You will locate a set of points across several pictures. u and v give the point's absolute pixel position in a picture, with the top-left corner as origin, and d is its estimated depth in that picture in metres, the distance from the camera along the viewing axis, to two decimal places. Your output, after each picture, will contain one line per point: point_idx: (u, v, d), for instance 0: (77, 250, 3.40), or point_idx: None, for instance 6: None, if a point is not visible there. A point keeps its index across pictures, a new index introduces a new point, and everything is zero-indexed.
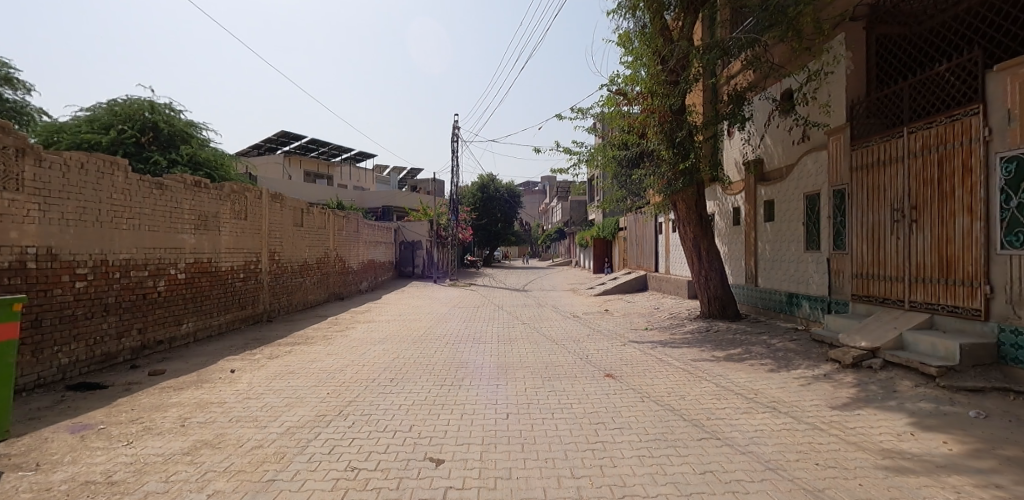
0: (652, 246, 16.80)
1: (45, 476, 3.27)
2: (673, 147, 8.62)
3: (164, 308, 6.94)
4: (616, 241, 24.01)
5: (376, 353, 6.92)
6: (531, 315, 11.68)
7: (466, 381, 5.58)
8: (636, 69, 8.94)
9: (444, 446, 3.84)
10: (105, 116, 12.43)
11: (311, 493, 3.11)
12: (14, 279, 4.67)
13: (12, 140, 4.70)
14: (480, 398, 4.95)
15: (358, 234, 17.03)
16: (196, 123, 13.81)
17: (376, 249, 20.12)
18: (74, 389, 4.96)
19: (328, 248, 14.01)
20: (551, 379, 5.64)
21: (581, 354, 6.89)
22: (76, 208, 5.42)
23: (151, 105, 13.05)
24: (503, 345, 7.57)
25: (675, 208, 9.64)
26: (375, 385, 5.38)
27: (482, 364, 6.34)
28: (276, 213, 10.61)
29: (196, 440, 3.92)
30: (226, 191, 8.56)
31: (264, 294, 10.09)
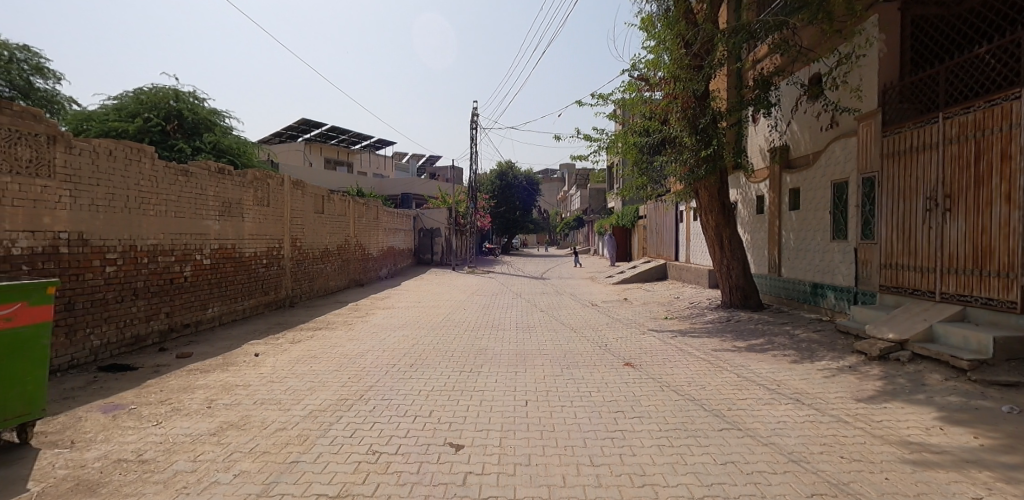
0: (673, 235, 16.60)
1: (79, 454, 3.49)
2: (696, 133, 8.41)
3: (191, 293, 7.11)
4: (635, 229, 23.88)
5: (396, 339, 6.98)
6: (549, 302, 11.70)
7: (482, 367, 5.58)
8: (659, 54, 8.71)
9: (462, 431, 3.89)
10: (132, 105, 12.75)
11: (333, 476, 3.25)
12: (47, 264, 4.82)
13: (43, 128, 4.82)
14: (497, 384, 4.96)
15: (378, 221, 17.19)
16: (219, 110, 14.02)
17: (396, 236, 20.33)
18: (106, 371, 5.12)
19: (349, 235, 14.18)
20: (570, 366, 5.60)
21: (601, 342, 6.85)
22: (105, 194, 5.56)
23: (175, 94, 13.24)
24: (522, 332, 7.57)
25: (697, 196, 9.45)
26: (395, 371, 5.42)
27: (501, 351, 6.34)
28: (297, 199, 10.72)
29: (222, 421, 4.03)
30: (249, 178, 8.67)
31: (287, 280, 10.26)
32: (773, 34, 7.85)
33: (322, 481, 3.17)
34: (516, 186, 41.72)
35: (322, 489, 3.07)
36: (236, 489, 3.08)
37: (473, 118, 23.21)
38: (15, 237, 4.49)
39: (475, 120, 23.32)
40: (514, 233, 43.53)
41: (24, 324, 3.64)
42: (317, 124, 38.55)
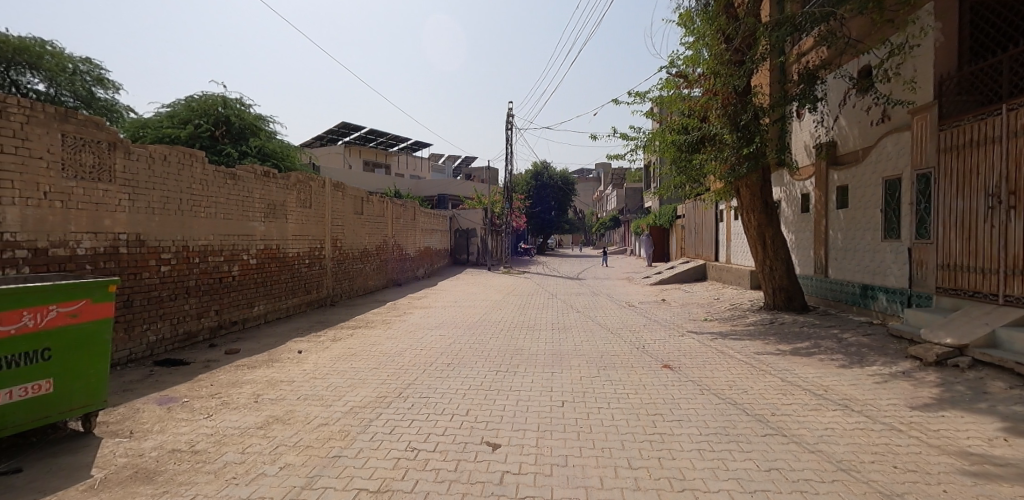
0: (712, 235, 16.23)
1: (137, 444, 3.69)
2: (737, 130, 8.14)
3: (239, 291, 7.40)
4: (674, 229, 23.46)
5: (433, 338, 7.07)
6: (585, 303, 11.62)
7: (519, 367, 5.58)
8: (698, 50, 8.59)
9: (499, 430, 3.91)
10: (184, 112, 13.38)
11: (374, 471, 3.32)
12: (108, 263, 5.11)
13: (104, 135, 5.10)
14: (535, 385, 4.95)
15: (415, 222, 17.48)
16: (263, 116, 14.59)
17: (433, 237, 20.64)
18: (161, 365, 5.38)
19: (387, 235, 14.46)
20: (607, 368, 5.54)
21: (638, 344, 6.75)
22: (160, 197, 5.85)
23: (223, 101, 13.84)
24: (558, 333, 7.54)
25: (738, 194, 9.19)
26: (432, 369, 5.48)
27: (538, 351, 6.33)
28: (337, 201, 11.00)
29: (268, 415, 4.17)
30: (292, 181, 8.96)
31: (328, 280, 10.55)
32: (820, 26, 7.57)
33: (362, 476, 3.25)
34: (550, 186, 41.62)
35: (362, 483, 3.14)
36: (281, 481, 3.19)
37: (508, 119, 23.33)
38: (79, 238, 4.78)
39: (510, 120, 23.43)
40: (549, 234, 43.44)
41: (89, 319, 3.90)
42: (355, 128, 39.56)
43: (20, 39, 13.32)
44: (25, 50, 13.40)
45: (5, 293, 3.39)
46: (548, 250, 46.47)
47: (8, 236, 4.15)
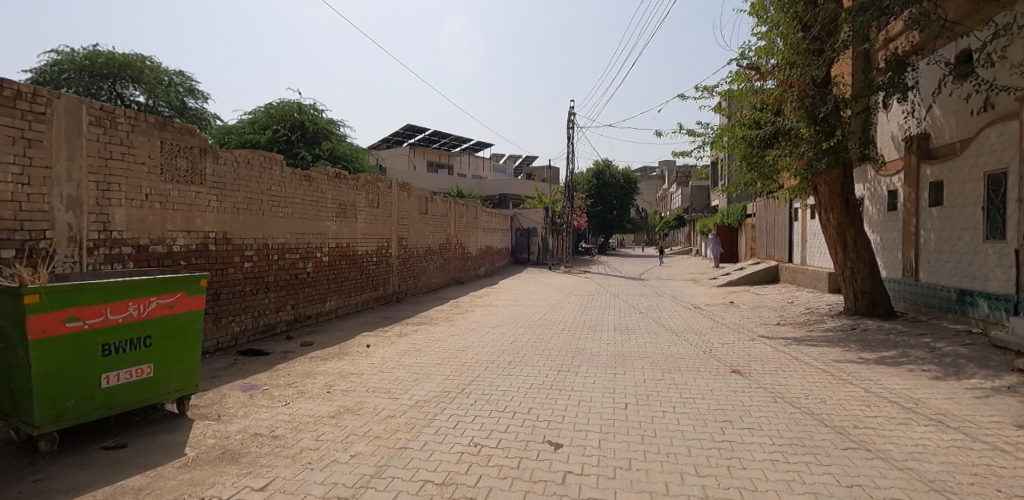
0: (786, 236, 15.41)
1: (224, 426, 4.00)
2: (815, 124, 7.67)
3: (313, 287, 7.83)
4: (743, 229, 22.50)
5: (495, 336, 7.15)
6: (648, 304, 11.40)
7: (582, 368, 5.53)
8: (772, 39, 8.26)
9: (561, 430, 3.90)
10: (263, 118, 14.30)
11: (438, 464, 3.40)
12: (199, 259, 5.60)
13: (196, 142, 5.60)
14: (598, 386, 4.90)
15: (477, 221, 17.80)
16: (335, 120, 15.34)
17: (494, 236, 20.96)
18: (244, 354, 5.78)
19: (450, 235, 14.80)
20: (672, 371, 5.39)
21: (705, 347, 6.52)
22: (244, 198, 6.30)
23: (298, 107, 14.63)
24: (621, 334, 7.43)
25: (816, 192, 8.68)
26: (494, 367, 5.55)
27: (600, 352, 6.25)
28: (403, 201, 11.38)
29: (339, 405, 4.39)
30: (361, 182, 9.37)
31: (394, 277, 10.94)
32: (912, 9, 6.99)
33: (427, 468, 3.33)
34: (611, 185, 41.03)
35: (428, 475, 3.23)
36: (352, 469, 3.35)
37: (568, 118, 23.30)
38: (175, 236, 5.29)
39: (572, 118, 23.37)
40: (609, 233, 42.81)
41: (184, 310, 4.27)
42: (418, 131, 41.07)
43: (124, 55, 15.72)
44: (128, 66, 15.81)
45: (113, 287, 3.78)
46: (608, 249, 45.79)
47: (116, 234, 4.69)
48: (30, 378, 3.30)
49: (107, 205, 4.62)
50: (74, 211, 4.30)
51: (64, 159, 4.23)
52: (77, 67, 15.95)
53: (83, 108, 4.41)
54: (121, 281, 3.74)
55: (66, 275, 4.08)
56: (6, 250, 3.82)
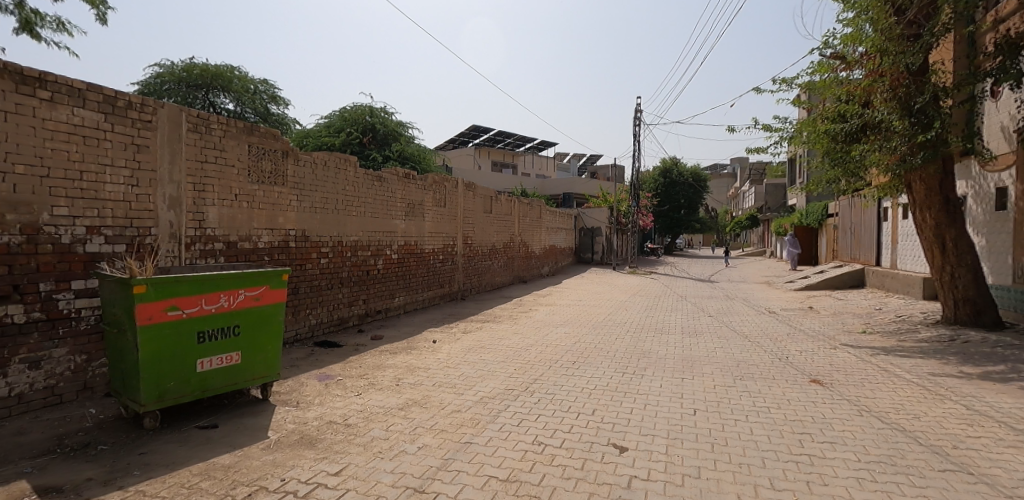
0: (873, 237, 14.32)
1: (302, 413, 4.25)
2: (910, 115, 7.06)
3: (382, 283, 8.18)
4: (824, 229, 21.16)
5: (559, 336, 7.16)
6: (718, 307, 10.98)
7: (648, 371, 5.42)
8: (859, 26, 7.68)
9: (627, 434, 3.84)
10: (338, 122, 15.27)
11: (502, 460, 3.44)
12: (280, 255, 6.12)
13: (279, 145, 6.14)
14: (665, 390, 4.79)
15: (541, 220, 17.89)
16: (404, 122, 15.97)
17: (558, 235, 20.99)
18: (319, 345, 6.15)
19: (514, 234, 14.94)
20: (744, 378, 5.17)
21: (780, 355, 6.20)
22: (322, 198, 6.77)
23: (370, 110, 15.44)
24: (688, 338, 7.20)
25: (909, 190, 8.01)
26: (558, 366, 5.55)
27: (667, 355, 6.10)
28: (469, 200, 11.61)
29: (408, 398, 4.55)
30: (429, 182, 9.65)
31: (459, 274, 11.21)
32: None
33: (492, 464, 3.38)
34: (679, 183, 39.93)
35: (492, 471, 3.27)
36: (420, 460, 3.46)
37: (635, 115, 22.92)
38: (259, 233, 5.83)
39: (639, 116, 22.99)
40: (676, 233, 41.56)
41: (268, 303, 4.56)
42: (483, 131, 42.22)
43: (217, 67, 18.35)
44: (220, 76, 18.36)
45: (208, 279, 4.12)
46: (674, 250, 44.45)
47: (210, 231, 5.26)
48: (138, 360, 3.67)
49: (202, 204, 5.19)
50: (174, 210, 4.90)
51: (167, 163, 4.82)
52: (176, 78, 18.15)
53: (183, 116, 4.98)
54: (213, 274, 4.08)
55: (167, 267, 4.68)
56: (119, 244, 4.48)
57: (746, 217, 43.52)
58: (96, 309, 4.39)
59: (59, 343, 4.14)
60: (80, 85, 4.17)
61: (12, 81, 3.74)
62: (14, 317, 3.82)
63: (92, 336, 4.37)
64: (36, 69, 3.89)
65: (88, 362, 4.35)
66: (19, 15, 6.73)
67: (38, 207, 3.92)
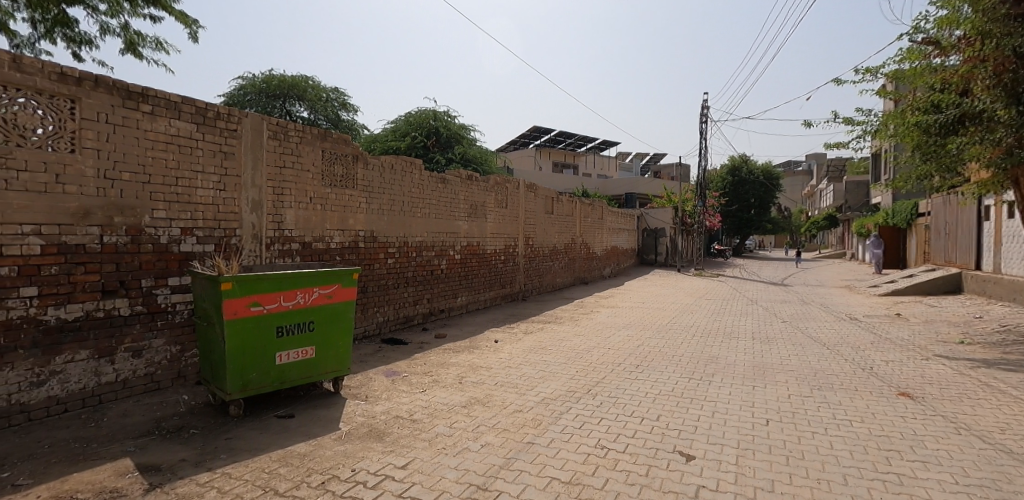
0: (973, 238, 13.09)
1: (371, 407, 4.44)
2: (1019, 103, 6.44)
3: (446, 283, 8.40)
4: (914, 230, 19.60)
5: (622, 338, 7.07)
6: (793, 312, 10.43)
7: (716, 377, 5.25)
8: (956, 8, 7.06)
9: (694, 441, 3.73)
10: (405, 127, 17.82)
11: (565, 462, 3.44)
12: (351, 255, 6.42)
13: (350, 150, 6.42)
14: (736, 398, 4.62)
15: (603, 221, 17.73)
16: (466, 127, 18.32)
17: (620, 236, 20.72)
18: (386, 342, 6.41)
19: (575, 235, 14.87)
20: (822, 388, 4.89)
21: (863, 364, 5.81)
22: (389, 200, 7.04)
23: (434, 115, 17.88)
24: (760, 344, 6.90)
25: (1019, 186, 7.30)
26: (622, 370, 5.47)
27: (737, 362, 5.88)
28: (531, 202, 11.68)
29: (471, 396, 4.65)
30: (491, 183, 9.80)
31: (520, 275, 11.30)
32: None
33: (555, 465, 3.38)
34: (747, 182, 38.31)
35: (555, 472, 3.27)
36: (483, 458, 3.52)
37: (702, 112, 22.27)
38: (332, 234, 6.14)
39: (705, 113, 22.28)
40: (745, 234, 39.82)
41: (339, 301, 4.78)
42: (542, 132, 42.68)
43: (293, 78, 19.49)
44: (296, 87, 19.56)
45: (287, 277, 4.38)
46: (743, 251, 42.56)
47: (287, 232, 5.60)
48: (225, 352, 3.97)
49: (280, 206, 5.53)
50: (256, 212, 5.24)
51: (250, 169, 5.17)
52: (256, 88, 19.64)
53: (264, 124, 5.33)
54: (292, 272, 4.33)
55: (250, 265, 5.02)
56: (208, 244, 4.86)
57: (824, 217, 40.91)
58: (188, 304, 4.78)
59: (158, 334, 4.55)
60: (177, 99, 4.57)
61: (120, 97, 4.18)
62: (120, 309, 4.26)
63: (186, 328, 4.76)
64: (140, 85, 4.32)
65: (182, 352, 4.75)
66: (125, 36, 7.44)
67: (141, 210, 4.35)
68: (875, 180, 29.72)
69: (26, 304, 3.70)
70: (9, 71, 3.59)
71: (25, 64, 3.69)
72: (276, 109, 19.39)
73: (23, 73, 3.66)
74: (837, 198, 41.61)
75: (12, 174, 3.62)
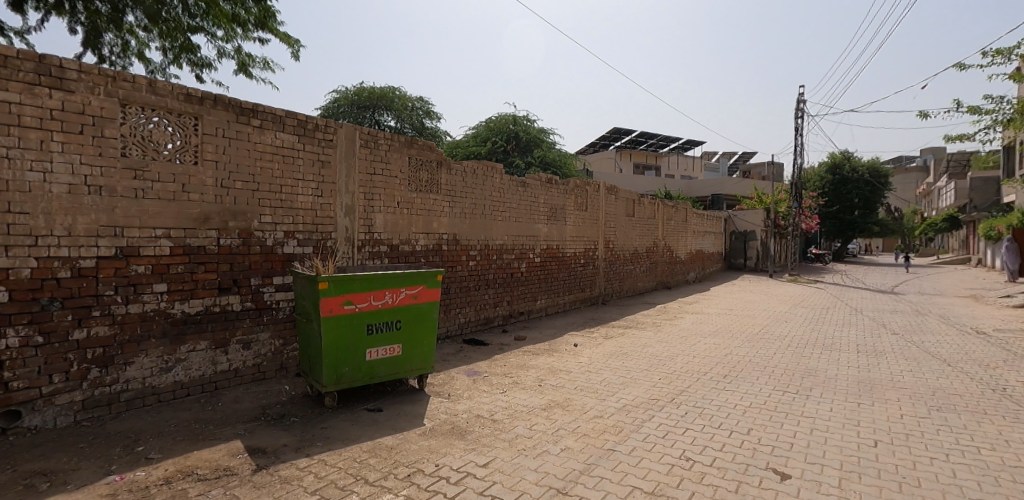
0: None
1: (454, 404, 4.58)
2: None
3: (526, 285, 8.49)
4: None
5: (709, 347, 6.76)
6: (906, 324, 9.44)
7: (816, 392, 4.87)
8: None
9: (790, 459, 3.48)
10: (485, 132, 18.59)
11: (647, 472, 3.34)
12: (434, 257, 6.67)
13: (435, 156, 6.68)
14: (838, 415, 4.26)
15: (687, 224, 17.08)
16: (546, 130, 18.69)
17: (706, 239, 19.85)
18: (467, 342, 6.60)
19: (657, 238, 14.44)
20: (943, 409, 4.39)
21: (993, 385, 5.14)
22: (471, 204, 7.24)
23: (513, 119, 18.43)
24: (866, 357, 6.31)
25: None
26: (708, 379, 5.24)
27: (841, 376, 5.42)
28: (611, 204, 11.50)
29: (550, 399, 4.66)
30: (571, 186, 9.77)
31: (600, 279, 11.16)
32: None
33: (636, 474, 3.30)
34: (851, 180, 35.38)
35: (637, 482, 3.19)
36: (562, 461, 3.51)
37: (796, 106, 20.89)
38: (417, 237, 6.42)
39: (799, 108, 20.86)
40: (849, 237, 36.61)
41: (424, 301, 4.97)
42: (616, 133, 42.09)
43: (381, 88, 20.64)
44: (383, 98, 20.74)
45: (376, 278, 4.62)
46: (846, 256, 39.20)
47: (376, 235, 5.91)
48: (322, 347, 4.27)
49: (371, 211, 5.86)
50: (349, 216, 5.58)
51: (344, 176, 5.52)
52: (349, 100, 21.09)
53: (357, 134, 5.66)
54: (381, 273, 4.56)
55: (343, 266, 5.35)
56: (307, 246, 5.24)
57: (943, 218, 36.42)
58: (290, 301, 5.17)
59: (264, 328, 4.97)
60: (281, 113, 4.98)
61: (234, 113, 4.63)
62: (233, 305, 4.70)
63: (287, 324, 5.16)
64: (251, 102, 4.75)
65: (284, 345, 5.16)
66: (237, 58, 8.22)
67: (251, 215, 4.78)
68: (1008, 175, 26.07)
69: (158, 299, 4.20)
70: (146, 93, 4.10)
71: (159, 87, 4.18)
72: (368, 120, 20.56)
73: (157, 95, 4.16)
74: (958, 196, 36.98)
75: (147, 184, 4.12)
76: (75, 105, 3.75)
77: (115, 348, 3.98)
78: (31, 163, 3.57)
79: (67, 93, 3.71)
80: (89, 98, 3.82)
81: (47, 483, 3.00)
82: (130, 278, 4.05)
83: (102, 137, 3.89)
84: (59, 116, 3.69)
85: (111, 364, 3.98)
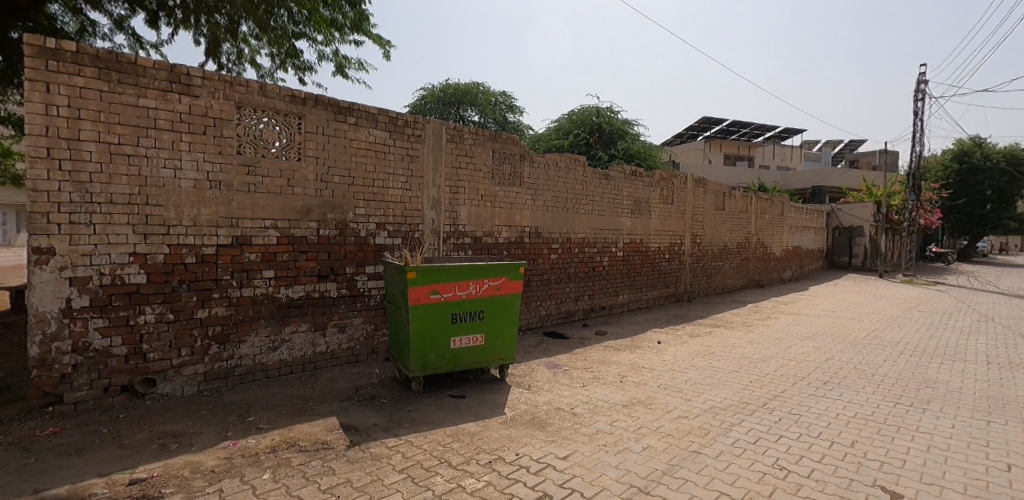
0: None
1: (534, 396, 4.64)
2: None
3: (608, 280, 8.38)
4: None
5: (808, 350, 6.30)
6: None
7: (936, 406, 4.39)
8: None
9: (902, 478, 3.17)
10: (568, 125, 18.49)
11: (736, 478, 3.19)
12: (516, 250, 6.78)
13: (518, 149, 6.76)
14: (962, 434, 3.81)
15: (783, 219, 15.99)
16: (629, 121, 18.22)
17: (804, 235, 18.47)
18: (547, 335, 6.66)
19: (749, 233, 13.64)
20: None
21: None
22: (553, 197, 7.25)
23: (596, 111, 18.15)
24: (1001, 371, 5.56)
25: None
26: (806, 386, 4.89)
27: (968, 390, 4.83)
28: (699, 197, 11.02)
29: (632, 396, 4.58)
30: (656, 178, 9.48)
31: (686, 275, 10.76)
32: None
33: (724, 480, 3.16)
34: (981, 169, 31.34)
35: (725, 487, 3.06)
36: (644, 461, 3.44)
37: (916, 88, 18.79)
38: (500, 230, 6.54)
39: (918, 90, 18.74)
40: (979, 234, 32.37)
41: (506, 292, 5.06)
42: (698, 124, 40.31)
43: (465, 85, 21.16)
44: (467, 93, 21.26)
45: (461, 269, 4.76)
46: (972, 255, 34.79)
47: (460, 228, 6.10)
48: (410, 334, 4.48)
49: (456, 204, 6.05)
50: (435, 209, 5.80)
51: (431, 171, 5.74)
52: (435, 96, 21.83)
53: (444, 129, 5.85)
54: (465, 265, 4.70)
55: (430, 257, 5.58)
56: (396, 238, 5.51)
57: None
58: (380, 289, 5.47)
59: (357, 314, 5.30)
60: (375, 111, 5.25)
61: (332, 112, 4.95)
62: (330, 291, 5.06)
63: (378, 311, 5.46)
64: (348, 101, 5.06)
65: (375, 330, 5.47)
66: (336, 60, 8.77)
67: (347, 208, 5.10)
68: None
69: (267, 284, 4.61)
70: (258, 96, 4.49)
71: (269, 90, 4.57)
72: (452, 116, 21.17)
73: (267, 97, 4.55)
74: None
75: (258, 179, 4.53)
76: (200, 109, 4.19)
77: (232, 327, 4.43)
78: (164, 161, 4.05)
79: (194, 98, 4.16)
80: (211, 102, 4.25)
81: (177, 444, 3.41)
82: (244, 265, 4.47)
83: (221, 137, 4.32)
84: (187, 119, 4.14)
85: (228, 342, 4.43)
